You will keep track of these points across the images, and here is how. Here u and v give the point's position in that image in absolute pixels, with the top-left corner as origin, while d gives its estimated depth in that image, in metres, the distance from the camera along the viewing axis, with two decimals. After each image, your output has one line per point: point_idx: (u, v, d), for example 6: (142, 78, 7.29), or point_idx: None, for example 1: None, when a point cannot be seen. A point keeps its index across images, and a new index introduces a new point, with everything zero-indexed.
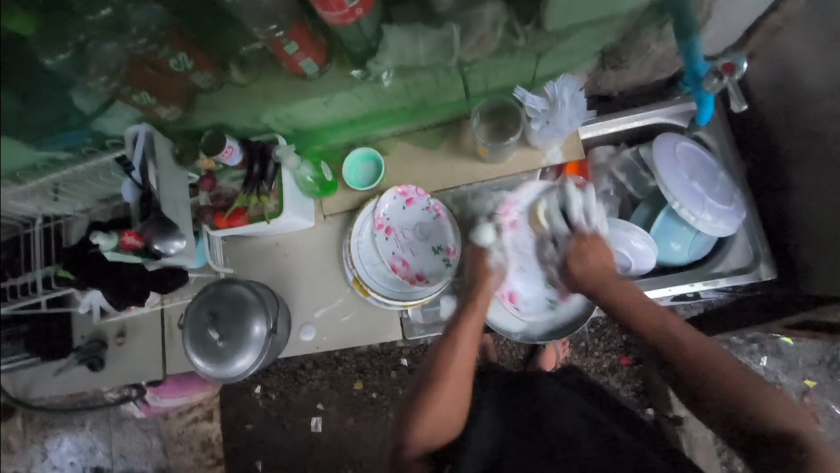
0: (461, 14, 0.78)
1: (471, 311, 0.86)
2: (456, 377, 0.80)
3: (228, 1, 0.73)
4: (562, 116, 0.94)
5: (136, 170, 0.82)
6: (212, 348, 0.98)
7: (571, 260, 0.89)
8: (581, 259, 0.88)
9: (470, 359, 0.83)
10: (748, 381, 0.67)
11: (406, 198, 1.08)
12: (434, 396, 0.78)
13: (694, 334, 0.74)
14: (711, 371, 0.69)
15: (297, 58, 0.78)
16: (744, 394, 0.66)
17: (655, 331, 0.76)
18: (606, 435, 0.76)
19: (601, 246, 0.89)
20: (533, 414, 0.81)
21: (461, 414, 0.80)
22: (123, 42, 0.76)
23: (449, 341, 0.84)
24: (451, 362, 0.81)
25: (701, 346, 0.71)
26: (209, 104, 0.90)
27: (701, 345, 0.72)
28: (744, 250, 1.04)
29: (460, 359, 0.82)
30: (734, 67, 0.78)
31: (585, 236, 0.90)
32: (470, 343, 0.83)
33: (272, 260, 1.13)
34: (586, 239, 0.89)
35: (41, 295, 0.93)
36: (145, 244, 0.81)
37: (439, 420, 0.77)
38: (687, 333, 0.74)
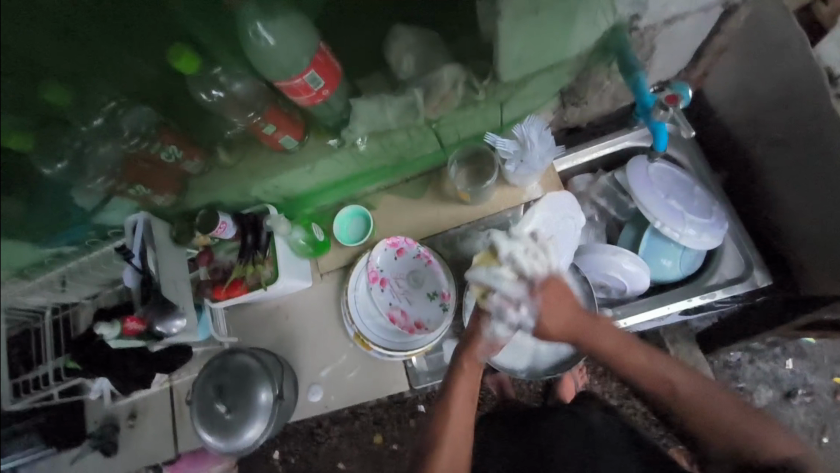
0: (422, 78, 0.84)
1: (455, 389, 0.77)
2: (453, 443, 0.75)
3: (206, 99, 0.82)
4: (533, 154, 0.98)
5: (136, 256, 0.86)
6: (220, 422, 0.99)
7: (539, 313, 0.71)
8: (544, 328, 0.73)
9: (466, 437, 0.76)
10: (738, 419, 0.69)
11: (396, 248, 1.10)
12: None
13: (690, 376, 0.73)
14: (713, 408, 0.71)
15: (277, 136, 0.85)
16: (733, 426, 0.69)
17: (652, 382, 0.74)
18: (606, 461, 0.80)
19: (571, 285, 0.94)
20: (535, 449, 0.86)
21: None
22: (116, 143, 0.84)
23: (439, 412, 0.77)
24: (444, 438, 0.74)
25: (702, 394, 0.72)
26: (200, 187, 0.96)
27: (702, 395, 0.72)
28: (735, 260, 1.05)
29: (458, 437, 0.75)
30: (676, 98, 0.84)
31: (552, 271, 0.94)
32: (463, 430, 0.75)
33: (274, 324, 1.15)
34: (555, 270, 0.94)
35: (53, 388, 0.93)
36: (147, 327, 0.84)
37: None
38: (680, 374, 0.73)
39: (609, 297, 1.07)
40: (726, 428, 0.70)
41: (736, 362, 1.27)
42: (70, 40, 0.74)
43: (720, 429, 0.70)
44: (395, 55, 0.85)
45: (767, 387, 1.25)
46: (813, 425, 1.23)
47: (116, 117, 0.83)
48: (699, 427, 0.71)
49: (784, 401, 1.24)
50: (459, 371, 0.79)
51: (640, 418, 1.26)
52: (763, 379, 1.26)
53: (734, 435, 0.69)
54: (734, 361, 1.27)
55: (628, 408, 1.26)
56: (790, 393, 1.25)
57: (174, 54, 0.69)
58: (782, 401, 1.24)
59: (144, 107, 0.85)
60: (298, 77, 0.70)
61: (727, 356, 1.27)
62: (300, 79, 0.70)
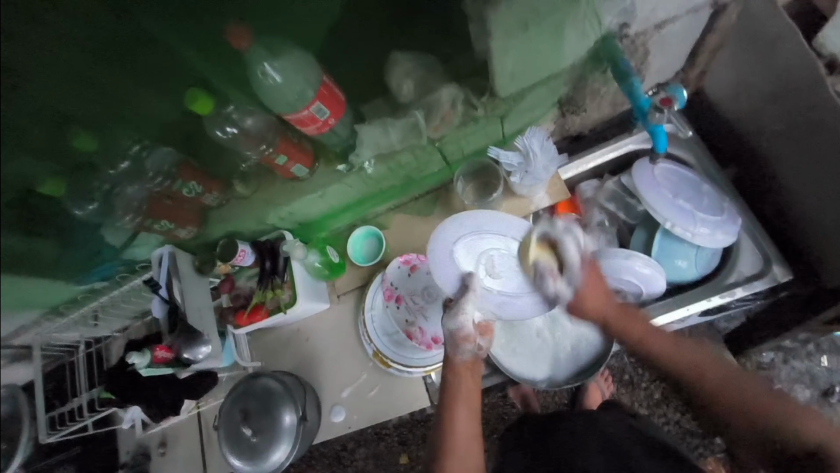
0: (422, 101, 0.89)
1: (453, 378, 0.87)
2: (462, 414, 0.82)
3: (221, 136, 0.88)
4: (537, 164, 1.00)
5: (162, 287, 0.91)
6: (247, 445, 1.02)
7: (579, 286, 0.90)
8: (581, 301, 0.90)
9: (473, 432, 0.81)
10: (765, 402, 0.73)
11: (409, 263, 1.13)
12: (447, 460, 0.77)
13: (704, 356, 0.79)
14: (734, 395, 0.75)
15: (288, 166, 0.89)
16: (760, 408, 0.72)
17: (678, 358, 0.81)
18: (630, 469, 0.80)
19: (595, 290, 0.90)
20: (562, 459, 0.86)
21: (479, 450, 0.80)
22: (142, 183, 0.88)
23: (445, 405, 0.84)
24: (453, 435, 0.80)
25: (726, 374, 0.77)
26: (220, 218, 1.01)
27: (717, 371, 0.77)
28: (753, 255, 1.03)
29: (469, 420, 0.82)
30: (670, 100, 0.86)
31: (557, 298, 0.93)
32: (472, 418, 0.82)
33: (295, 347, 1.18)
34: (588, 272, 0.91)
35: (88, 419, 0.97)
36: (175, 355, 0.88)
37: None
38: (701, 355, 0.80)
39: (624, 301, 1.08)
40: (749, 400, 0.73)
41: (769, 362, 1.23)
42: (92, 88, 0.77)
43: (747, 413, 0.73)
44: (396, 80, 0.89)
45: (804, 387, 1.21)
46: None
47: (141, 159, 0.89)
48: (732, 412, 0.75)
49: (822, 400, 1.20)
50: (450, 371, 0.88)
51: (674, 428, 1.23)
52: (799, 378, 1.22)
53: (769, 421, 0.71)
54: (767, 361, 1.23)
55: (660, 418, 1.23)
56: (828, 391, 1.20)
57: (190, 97, 0.74)
58: (821, 400, 1.20)
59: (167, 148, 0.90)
60: (304, 108, 0.74)
61: (760, 357, 1.23)
62: (307, 111, 0.74)
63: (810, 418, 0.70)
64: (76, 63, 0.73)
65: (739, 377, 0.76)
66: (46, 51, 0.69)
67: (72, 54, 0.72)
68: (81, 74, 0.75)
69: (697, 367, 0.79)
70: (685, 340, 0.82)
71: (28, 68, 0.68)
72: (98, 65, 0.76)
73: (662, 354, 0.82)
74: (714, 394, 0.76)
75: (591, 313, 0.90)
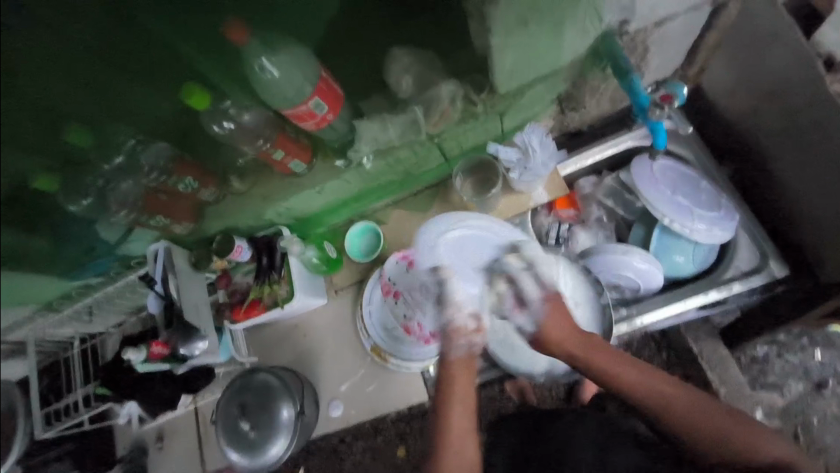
0: (420, 96, 0.87)
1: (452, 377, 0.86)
2: (457, 400, 0.85)
3: (217, 131, 0.86)
4: (536, 160, 1.00)
5: (158, 282, 0.89)
6: (245, 440, 1.02)
7: (544, 323, 0.88)
8: (544, 334, 0.88)
9: (467, 425, 0.84)
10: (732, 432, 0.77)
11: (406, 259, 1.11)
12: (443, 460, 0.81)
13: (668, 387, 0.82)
14: (696, 425, 0.78)
15: (285, 161, 0.88)
16: (717, 432, 0.77)
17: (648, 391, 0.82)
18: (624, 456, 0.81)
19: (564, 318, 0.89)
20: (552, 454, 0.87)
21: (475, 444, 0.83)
22: (137, 178, 0.87)
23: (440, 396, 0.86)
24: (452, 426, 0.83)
25: (692, 403, 0.79)
26: (217, 214, 0.99)
27: (690, 404, 0.80)
28: (750, 251, 1.04)
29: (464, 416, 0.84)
30: (671, 96, 0.84)
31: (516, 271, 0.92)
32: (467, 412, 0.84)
33: (293, 342, 1.18)
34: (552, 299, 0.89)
35: (85, 414, 0.97)
36: (172, 350, 0.88)
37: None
38: (669, 385, 0.82)
39: (623, 296, 1.07)
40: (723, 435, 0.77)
41: (763, 356, 1.25)
42: (86, 85, 0.77)
43: (711, 439, 0.77)
44: (395, 75, 0.88)
45: (797, 380, 1.23)
46: None
47: (135, 154, 0.87)
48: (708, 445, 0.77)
49: (815, 393, 1.22)
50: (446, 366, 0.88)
51: None
52: (792, 372, 1.23)
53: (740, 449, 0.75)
54: (761, 355, 1.25)
55: None
56: (821, 385, 1.22)
57: (186, 91, 0.72)
58: (813, 393, 1.22)
59: (162, 143, 0.89)
60: (303, 103, 0.72)
61: (754, 351, 1.25)
62: (305, 105, 0.73)
63: (759, 437, 0.76)
64: (71, 54, 0.73)
65: (700, 403, 0.80)
66: (34, 44, 0.68)
67: (65, 48, 0.71)
68: (76, 68, 0.74)
69: (665, 401, 0.81)
70: (653, 370, 0.85)
71: (24, 63, 0.68)
72: (90, 60, 0.75)
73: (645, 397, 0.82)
74: (683, 427, 0.78)
75: (561, 352, 0.89)
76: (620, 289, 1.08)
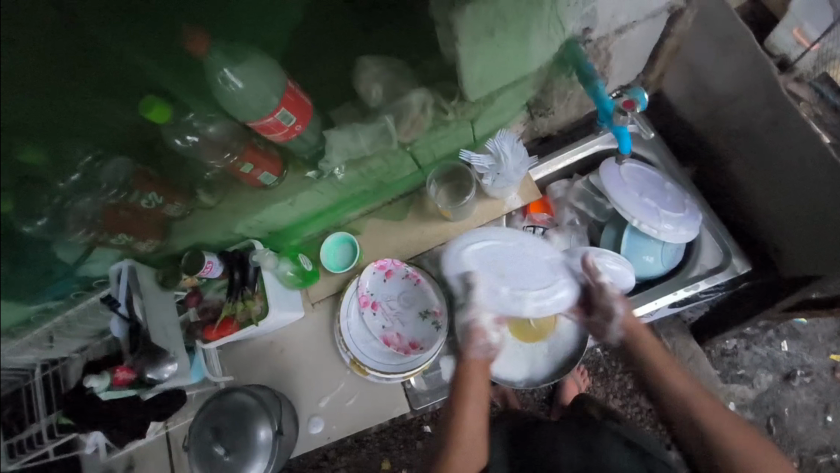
0: (391, 105, 0.86)
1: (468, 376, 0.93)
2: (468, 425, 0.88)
3: (181, 145, 0.84)
4: (508, 166, 1.01)
5: (121, 304, 0.85)
6: (220, 465, 0.97)
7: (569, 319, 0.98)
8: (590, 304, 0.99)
9: (478, 430, 0.88)
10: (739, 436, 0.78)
11: (385, 270, 1.12)
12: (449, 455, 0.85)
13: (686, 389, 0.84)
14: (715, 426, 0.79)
15: (254, 174, 0.86)
16: (738, 443, 0.77)
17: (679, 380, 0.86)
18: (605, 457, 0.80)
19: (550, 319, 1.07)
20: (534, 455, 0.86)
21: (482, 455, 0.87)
22: (95, 196, 0.83)
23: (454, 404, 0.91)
24: (463, 419, 0.89)
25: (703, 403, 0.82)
26: (184, 230, 0.96)
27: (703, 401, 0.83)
28: (714, 249, 1.07)
29: (468, 414, 0.89)
30: (633, 103, 0.86)
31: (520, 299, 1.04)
32: (475, 407, 0.90)
33: (270, 359, 1.15)
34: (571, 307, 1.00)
35: (48, 446, 0.89)
36: (137, 376, 0.85)
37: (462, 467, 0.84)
38: (699, 391, 0.84)
39: None
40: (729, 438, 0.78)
41: (733, 349, 1.29)
42: (51, 100, 0.73)
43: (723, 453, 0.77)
44: (364, 84, 0.88)
45: (766, 371, 1.28)
46: (815, 405, 1.26)
47: (93, 169, 0.84)
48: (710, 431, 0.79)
49: (784, 383, 1.26)
50: (465, 370, 0.94)
51: (646, 422, 1.27)
52: (761, 363, 1.28)
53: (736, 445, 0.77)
54: (731, 349, 1.29)
55: (633, 408, 1.28)
56: (789, 375, 1.27)
57: (144, 105, 0.69)
58: (782, 384, 1.26)
59: (121, 159, 0.86)
60: (270, 115, 0.70)
61: (724, 344, 1.30)
62: (272, 118, 0.71)
63: (776, 462, 0.76)
64: (36, 70, 0.69)
65: (729, 417, 0.80)
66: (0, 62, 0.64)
67: (32, 66, 0.68)
68: (40, 84, 0.71)
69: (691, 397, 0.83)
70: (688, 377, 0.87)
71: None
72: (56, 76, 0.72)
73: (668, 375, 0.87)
74: (703, 424, 0.80)
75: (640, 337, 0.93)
76: None
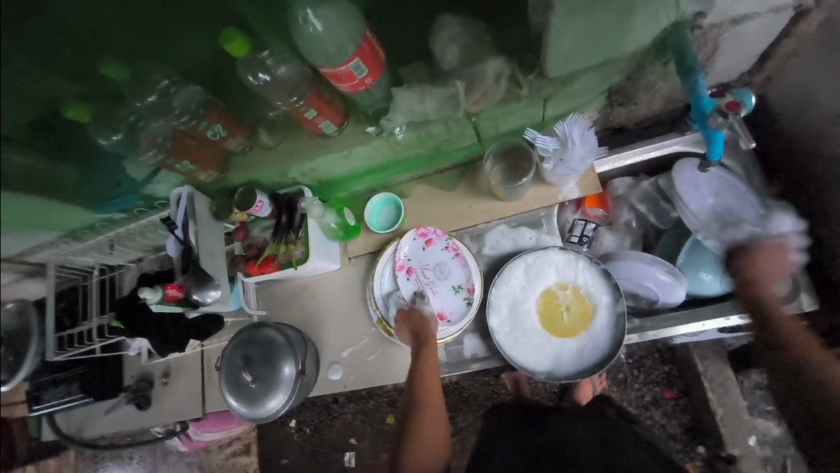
0: (465, 70, 0.82)
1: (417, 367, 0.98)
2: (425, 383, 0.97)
3: (252, 82, 0.83)
4: (573, 154, 0.95)
5: (178, 227, 0.90)
6: (245, 390, 1.04)
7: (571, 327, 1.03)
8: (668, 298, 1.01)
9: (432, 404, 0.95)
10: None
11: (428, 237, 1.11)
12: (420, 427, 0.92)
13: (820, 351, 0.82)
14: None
15: (317, 121, 0.85)
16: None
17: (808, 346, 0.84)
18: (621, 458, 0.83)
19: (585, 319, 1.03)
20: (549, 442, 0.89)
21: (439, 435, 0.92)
22: (166, 119, 0.85)
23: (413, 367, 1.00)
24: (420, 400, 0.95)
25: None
26: (242, 165, 0.98)
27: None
28: (783, 281, 0.97)
29: (430, 391, 0.96)
30: (738, 105, 0.76)
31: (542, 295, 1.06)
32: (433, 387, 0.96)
33: (301, 302, 1.19)
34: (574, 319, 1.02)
35: (97, 343, 1.00)
36: (186, 295, 0.89)
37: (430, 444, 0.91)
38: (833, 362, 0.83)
39: (637, 306, 1.06)
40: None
41: None
42: None
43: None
44: (441, 44, 0.83)
45: None
46: None
47: (168, 93, 0.86)
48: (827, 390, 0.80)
49: None
50: (422, 349, 1.00)
51: (659, 430, 1.25)
52: None
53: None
54: None
55: (648, 419, 1.25)
56: None
57: (226, 37, 0.68)
58: None
59: (195, 87, 0.87)
60: (343, 64, 0.68)
61: None
62: (345, 67, 0.68)
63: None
64: None
65: None
66: None
67: None
68: None
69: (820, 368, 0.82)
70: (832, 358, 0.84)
71: None
72: None
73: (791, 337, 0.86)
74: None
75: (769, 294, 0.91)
76: (638, 298, 1.06)
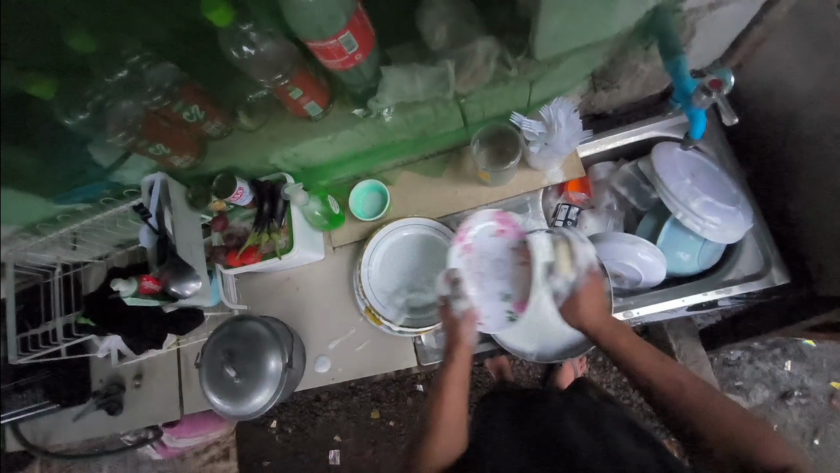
0: (454, 50, 0.82)
1: (449, 387, 0.87)
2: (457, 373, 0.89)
3: (236, 57, 0.79)
4: (559, 137, 0.95)
5: (152, 216, 0.85)
6: (229, 386, 1.00)
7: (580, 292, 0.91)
8: (575, 307, 0.91)
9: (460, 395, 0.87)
10: (735, 417, 0.72)
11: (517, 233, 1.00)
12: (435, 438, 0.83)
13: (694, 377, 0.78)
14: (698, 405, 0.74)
15: (302, 101, 0.82)
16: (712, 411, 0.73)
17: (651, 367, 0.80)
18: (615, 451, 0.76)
19: (596, 291, 0.91)
20: (542, 433, 0.84)
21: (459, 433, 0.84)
22: (138, 99, 0.80)
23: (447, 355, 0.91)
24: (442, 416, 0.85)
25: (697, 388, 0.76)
26: (220, 150, 0.93)
27: (694, 387, 0.76)
28: (753, 256, 1.03)
29: (454, 390, 0.87)
30: (720, 83, 0.79)
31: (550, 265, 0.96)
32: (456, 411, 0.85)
33: (284, 295, 1.15)
34: (591, 278, 0.92)
35: (63, 343, 0.93)
36: (163, 288, 0.84)
37: (446, 452, 0.82)
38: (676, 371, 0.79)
39: (623, 287, 1.08)
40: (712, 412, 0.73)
41: (735, 360, 1.29)
42: None
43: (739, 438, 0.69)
44: (429, 24, 0.82)
45: (763, 387, 1.28)
46: (805, 427, 1.26)
47: (140, 70, 0.81)
48: (698, 419, 0.73)
49: (779, 401, 1.26)
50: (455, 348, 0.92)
51: (637, 409, 1.28)
52: (761, 379, 1.28)
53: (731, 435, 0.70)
54: (733, 359, 1.29)
55: (625, 399, 1.29)
56: (785, 394, 1.27)
57: (207, 4, 0.64)
58: (777, 401, 1.26)
59: (168, 64, 0.82)
60: (333, 38, 0.66)
61: (727, 355, 1.29)
62: (335, 41, 0.67)
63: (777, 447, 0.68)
64: None
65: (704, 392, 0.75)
66: None
67: None
68: None
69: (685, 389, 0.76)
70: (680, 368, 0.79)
71: None
72: None
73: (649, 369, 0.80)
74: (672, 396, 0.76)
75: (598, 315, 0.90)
76: (621, 278, 1.07)
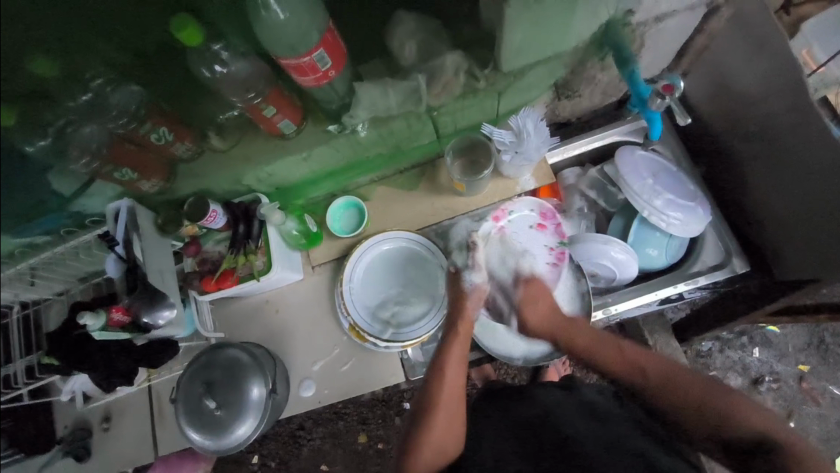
0: (424, 65, 0.85)
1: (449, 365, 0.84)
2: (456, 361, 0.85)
3: (207, 75, 0.78)
4: (529, 144, 0.99)
5: (118, 244, 0.81)
6: (209, 419, 0.95)
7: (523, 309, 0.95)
8: (532, 304, 0.95)
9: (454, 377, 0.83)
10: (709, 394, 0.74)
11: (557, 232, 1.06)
12: (431, 425, 0.77)
13: (671, 365, 0.79)
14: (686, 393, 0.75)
15: (275, 119, 0.82)
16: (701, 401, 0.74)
17: (614, 360, 0.83)
18: (614, 433, 0.75)
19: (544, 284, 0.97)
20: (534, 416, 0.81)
21: (459, 428, 0.78)
22: (102, 122, 0.78)
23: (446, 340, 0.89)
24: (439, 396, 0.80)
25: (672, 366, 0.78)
26: (191, 173, 0.92)
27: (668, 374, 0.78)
28: (715, 249, 1.10)
29: (449, 385, 0.82)
30: (672, 87, 0.87)
31: (530, 279, 0.97)
32: (452, 402, 0.80)
33: (263, 319, 1.12)
34: (533, 283, 0.97)
35: (23, 388, 0.88)
36: (134, 318, 0.80)
37: (436, 452, 0.75)
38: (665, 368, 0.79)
39: (599, 286, 1.11)
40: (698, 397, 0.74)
41: (707, 351, 1.35)
42: None
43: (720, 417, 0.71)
44: (398, 40, 0.84)
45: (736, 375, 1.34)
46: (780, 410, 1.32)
47: (104, 93, 0.79)
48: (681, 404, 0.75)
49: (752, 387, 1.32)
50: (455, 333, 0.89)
51: None
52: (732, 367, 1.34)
53: (713, 413, 0.72)
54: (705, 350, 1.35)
55: None
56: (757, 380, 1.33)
57: (178, 24, 0.64)
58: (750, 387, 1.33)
59: (134, 87, 0.80)
60: (307, 55, 0.68)
61: (700, 346, 1.35)
62: (309, 58, 0.68)
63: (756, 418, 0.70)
64: None
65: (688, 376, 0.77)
66: None
67: None
68: None
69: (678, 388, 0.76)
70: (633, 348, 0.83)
71: None
72: None
73: (610, 362, 0.83)
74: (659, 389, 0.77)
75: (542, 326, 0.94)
76: (597, 277, 1.10)
